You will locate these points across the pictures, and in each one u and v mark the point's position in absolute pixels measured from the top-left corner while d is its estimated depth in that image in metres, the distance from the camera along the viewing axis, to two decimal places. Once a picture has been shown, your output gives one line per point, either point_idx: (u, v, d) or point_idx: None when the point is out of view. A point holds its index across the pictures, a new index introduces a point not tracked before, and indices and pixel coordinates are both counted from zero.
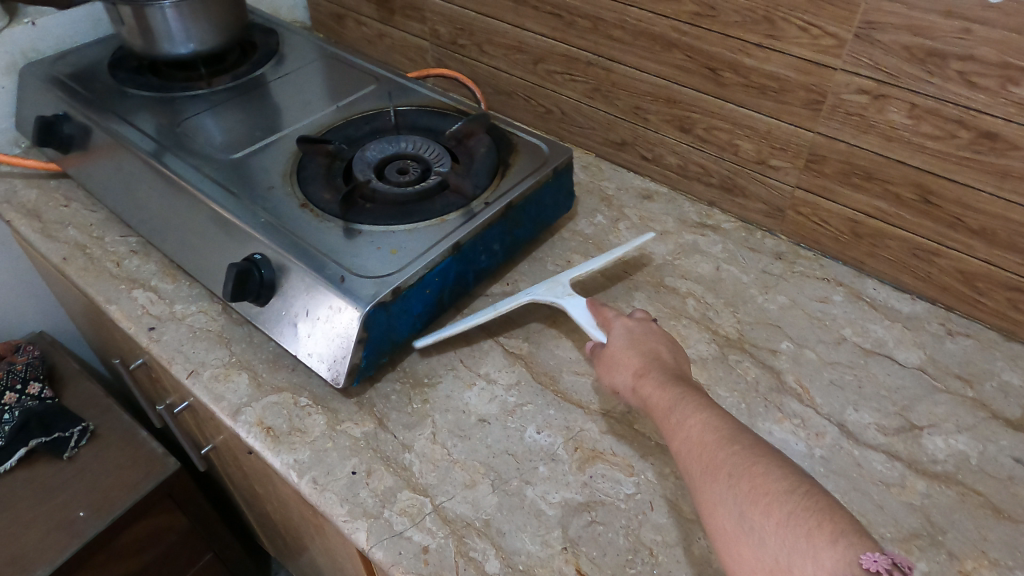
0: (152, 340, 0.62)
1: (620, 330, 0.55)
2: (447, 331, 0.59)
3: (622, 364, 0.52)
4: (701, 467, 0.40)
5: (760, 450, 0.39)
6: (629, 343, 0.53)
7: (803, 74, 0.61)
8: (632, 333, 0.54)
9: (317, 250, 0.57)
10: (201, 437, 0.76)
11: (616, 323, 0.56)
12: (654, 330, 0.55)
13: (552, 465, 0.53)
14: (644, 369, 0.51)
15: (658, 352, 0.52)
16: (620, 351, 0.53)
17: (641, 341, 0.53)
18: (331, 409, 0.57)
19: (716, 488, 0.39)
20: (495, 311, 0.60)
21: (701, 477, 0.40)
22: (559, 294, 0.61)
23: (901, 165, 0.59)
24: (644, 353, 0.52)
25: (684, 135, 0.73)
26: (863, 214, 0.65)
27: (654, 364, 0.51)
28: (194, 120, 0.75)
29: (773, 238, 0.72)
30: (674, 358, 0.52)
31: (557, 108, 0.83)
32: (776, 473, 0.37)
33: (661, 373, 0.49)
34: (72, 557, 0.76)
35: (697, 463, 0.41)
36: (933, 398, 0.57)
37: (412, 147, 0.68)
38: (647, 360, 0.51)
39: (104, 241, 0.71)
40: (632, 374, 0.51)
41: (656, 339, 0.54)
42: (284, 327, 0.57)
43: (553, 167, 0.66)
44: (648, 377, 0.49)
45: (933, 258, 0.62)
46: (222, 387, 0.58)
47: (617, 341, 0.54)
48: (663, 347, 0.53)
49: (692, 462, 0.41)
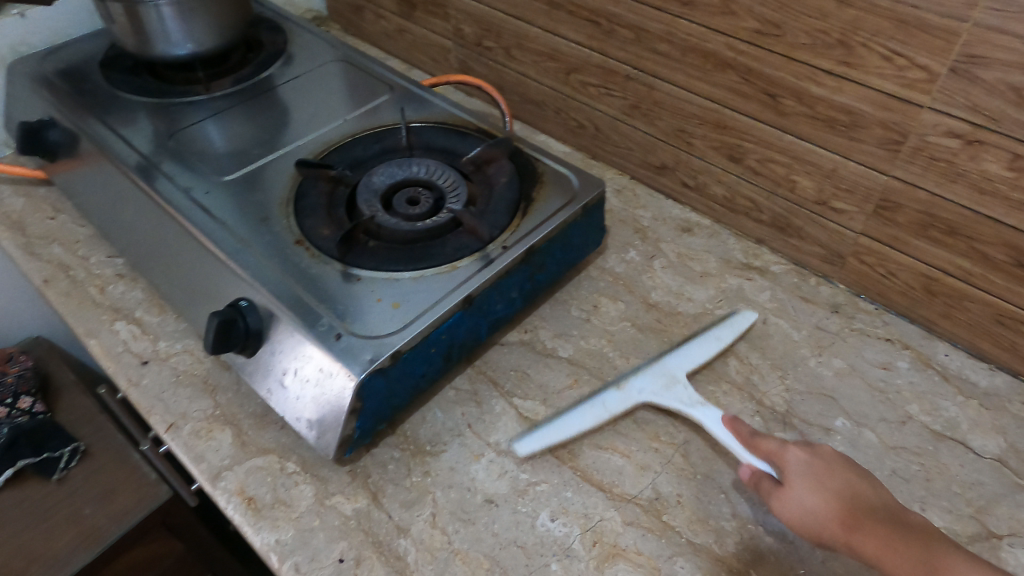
0: (131, 384, 0.56)
1: (798, 467, 0.45)
2: (553, 435, 0.51)
3: (812, 508, 0.43)
4: None
5: None
6: (817, 484, 0.43)
7: (882, 109, 0.51)
8: (815, 468, 0.44)
9: (310, 300, 0.50)
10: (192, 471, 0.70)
11: (791, 458, 0.45)
12: (835, 457, 0.45)
13: (566, 562, 0.46)
14: (852, 518, 0.42)
15: (857, 490, 0.43)
16: (812, 501, 0.43)
17: (831, 477, 0.44)
18: (320, 478, 0.51)
19: None
20: (607, 411, 0.53)
21: None
22: (683, 400, 0.52)
23: (994, 222, 0.50)
24: (836, 490, 0.43)
25: (733, 165, 0.64)
26: (940, 270, 0.56)
27: (855, 509, 0.42)
28: (189, 131, 0.68)
29: (828, 285, 0.64)
30: (874, 492, 0.44)
31: (591, 123, 0.74)
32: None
33: (878, 524, 0.42)
34: None
35: None
36: (1015, 499, 0.49)
37: (425, 173, 0.61)
38: (848, 504, 0.42)
39: (89, 262, 0.66)
40: (836, 526, 0.42)
41: (845, 471, 0.44)
42: (271, 385, 0.51)
43: (584, 204, 0.58)
44: (864, 534, 0.41)
45: (1021, 326, 0.54)
46: (203, 447, 0.52)
47: (797, 481, 0.44)
48: (858, 480, 0.44)
49: None
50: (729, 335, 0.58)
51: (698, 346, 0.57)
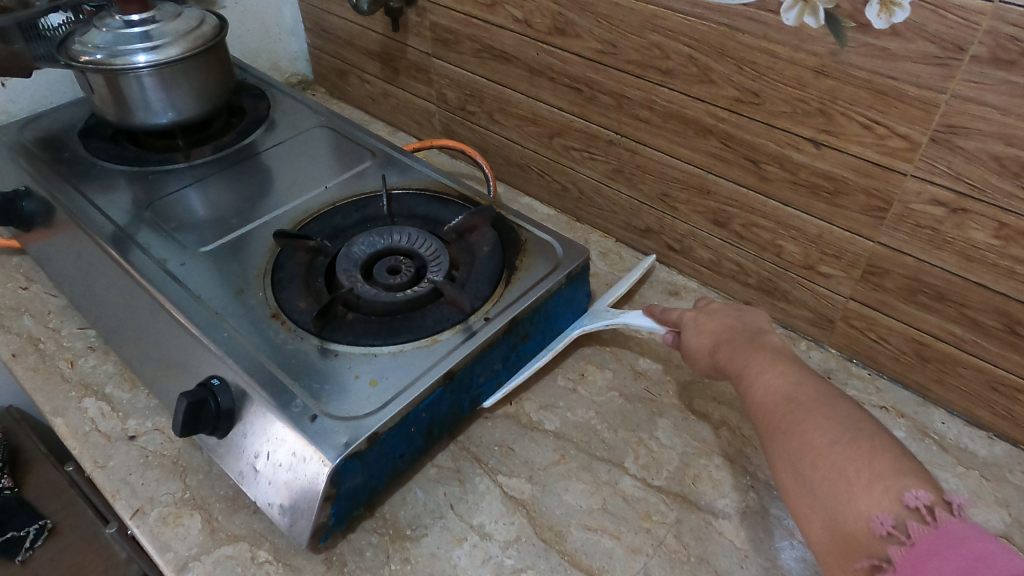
0: (96, 466, 0.53)
1: (688, 321, 0.54)
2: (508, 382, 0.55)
3: (691, 342, 0.53)
4: (766, 426, 0.41)
5: (824, 404, 0.39)
6: (698, 328, 0.53)
7: (865, 176, 0.51)
8: (699, 319, 0.54)
9: (285, 378, 0.49)
10: None
11: (685, 318, 0.55)
12: (724, 309, 0.54)
13: None
14: (717, 344, 0.50)
15: (732, 323, 0.52)
16: (693, 339, 0.52)
17: (712, 321, 0.53)
18: (293, 568, 0.48)
19: (777, 447, 0.39)
20: (549, 350, 0.57)
21: (765, 437, 0.41)
22: (610, 316, 0.59)
23: (983, 289, 0.50)
24: (713, 328, 0.52)
25: (717, 228, 0.64)
26: (931, 336, 0.55)
27: (730, 333, 0.50)
28: (168, 199, 0.67)
29: (819, 350, 0.63)
30: (750, 324, 0.51)
31: (574, 186, 0.74)
32: (828, 430, 0.37)
33: (735, 343, 0.49)
34: None
35: (765, 419, 0.41)
36: None
37: (406, 241, 0.60)
38: (719, 335, 0.51)
39: (60, 335, 0.64)
40: (707, 354, 0.51)
41: (725, 314, 0.53)
42: (242, 468, 0.48)
43: (567, 272, 0.57)
44: (722, 350, 0.49)
45: (1017, 394, 0.52)
46: (170, 535, 0.49)
47: (688, 327, 0.54)
48: (736, 317, 0.52)
49: (765, 419, 0.41)
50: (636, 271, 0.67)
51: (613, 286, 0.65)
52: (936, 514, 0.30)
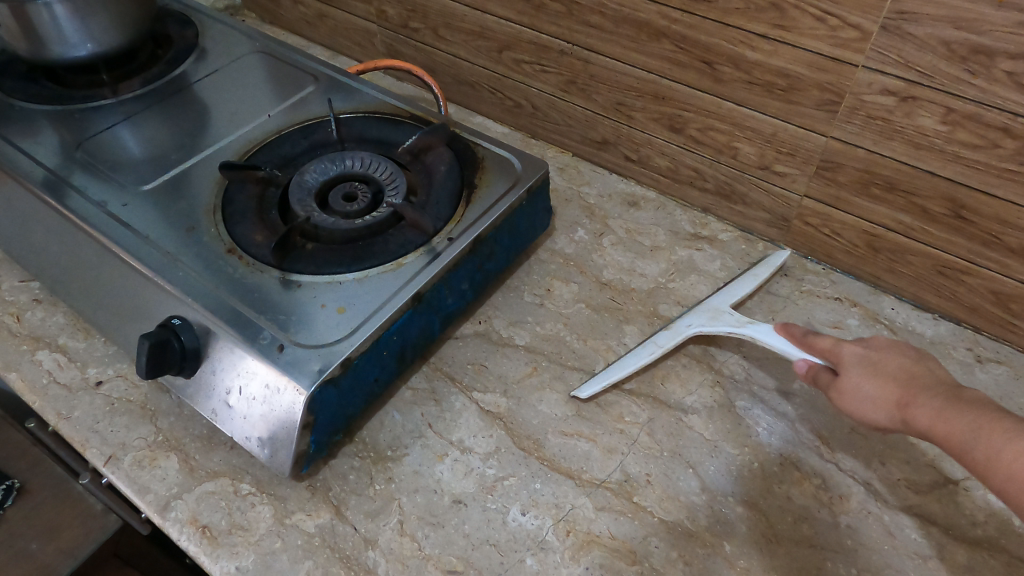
0: (60, 417, 0.52)
1: (853, 358, 0.44)
2: (612, 376, 0.53)
3: (865, 391, 0.42)
4: None
5: None
6: (871, 370, 0.43)
7: (817, 70, 0.51)
8: (871, 358, 0.44)
9: (250, 312, 0.48)
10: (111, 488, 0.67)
11: (845, 351, 0.45)
12: (892, 350, 0.44)
13: (542, 556, 0.45)
14: (907, 396, 0.41)
15: (912, 371, 0.42)
16: (868, 385, 0.42)
17: (887, 362, 0.43)
18: (278, 497, 0.48)
19: None
20: (658, 346, 0.55)
21: None
22: (733, 324, 0.54)
23: (931, 176, 0.51)
24: (891, 371, 0.43)
25: (674, 135, 0.64)
26: (882, 227, 0.57)
27: (915, 386, 0.41)
28: (100, 140, 0.63)
29: (776, 249, 0.64)
30: (932, 372, 0.42)
31: (527, 101, 0.72)
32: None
33: (931, 394, 0.40)
34: None
35: None
36: None
37: (360, 166, 0.58)
38: (904, 384, 0.41)
39: (1, 289, 0.61)
40: (892, 409, 0.41)
41: (899, 355, 0.44)
42: (215, 405, 0.48)
43: (528, 187, 0.56)
44: (918, 405, 0.39)
45: (963, 276, 0.55)
46: (147, 477, 0.49)
47: (852, 369, 0.44)
48: (914, 363, 0.43)
49: None
50: (765, 272, 0.61)
51: (741, 283, 0.59)
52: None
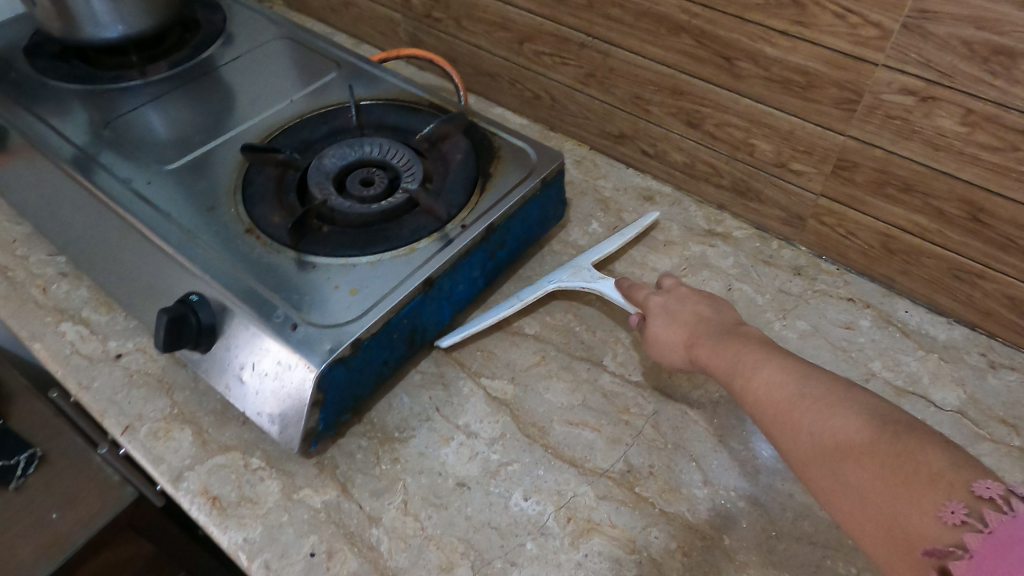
0: (81, 387, 0.54)
1: (657, 307, 0.52)
2: (469, 327, 0.56)
3: (665, 338, 0.50)
4: (777, 427, 0.38)
5: (832, 393, 0.37)
6: (668, 317, 0.51)
7: (836, 68, 0.51)
8: (670, 305, 0.51)
9: (265, 291, 0.49)
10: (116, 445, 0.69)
11: (652, 302, 0.53)
12: (692, 297, 0.52)
13: (541, 540, 0.46)
14: (693, 338, 0.48)
15: (701, 315, 0.50)
16: (663, 331, 0.50)
17: (682, 308, 0.51)
18: (287, 473, 0.49)
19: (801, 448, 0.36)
20: (519, 300, 0.57)
21: (784, 442, 0.38)
22: (588, 279, 0.58)
23: (949, 178, 0.51)
24: (685, 318, 0.50)
25: (691, 130, 0.64)
26: (898, 228, 0.56)
27: (701, 328, 0.48)
28: (127, 120, 0.65)
29: (790, 248, 0.64)
30: (722, 315, 0.49)
31: (546, 93, 0.73)
32: (853, 420, 0.35)
33: (710, 334, 0.47)
34: None
35: (772, 420, 0.39)
36: (975, 448, 0.50)
37: (377, 153, 0.59)
38: (693, 326, 0.49)
39: (29, 262, 0.62)
40: (683, 349, 0.49)
41: (694, 302, 0.51)
42: (228, 380, 0.49)
43: (542, 177, 0.57)
44: (701, 344, 0.47)
45: (978, 280, 0.55)
46: (162, 448, 0.50)
47: (655, 317, 0.51)
48: (706, 309, 0.50)
49: (770, 421, 0.39)
50: (632, 229, 0.63)
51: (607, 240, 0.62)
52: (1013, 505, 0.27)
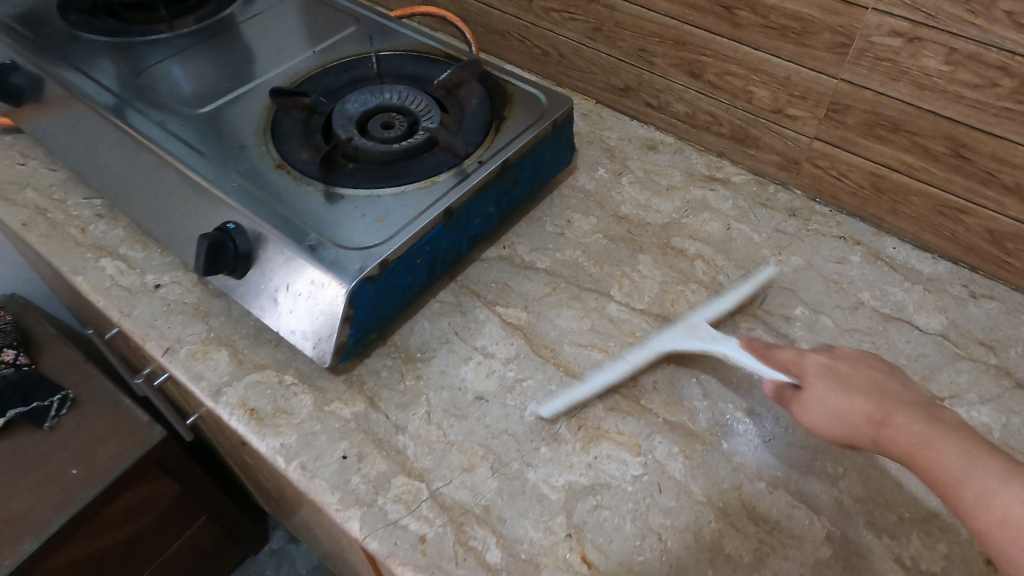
0: (122, 314, 0.58)
1: (818, 368, 0.46)
2: (574, 394, 0.52)
3: (831, 406, 0.44)
4: None
5: None
6: (839, 382, 0.45)
7: (829, 13, 0.54)
8: (838, 369, 0.46)
9: (297, 218, 0.52)
10: (141, 365, 0.72)
11: (808, 361, 0.47)
12: (859, 361, 0.46)
13: (555, 445, 0.50)
14: (881, 414, 0.43)
15: (882, 385, 0.44)
16: (834, 398, 0.44)
17: (858, 373, 0.45)
18: (317, 387, 0.53)
19: None
20: (630, 364, 0.54)
21: None
22: (707, 340, 0.53)
23: (933, 116, 0.54)
24: (860, 386, 0.44)
25: (693, 80, 0.67)
26: (886, 167, 0.60)
27: (886, 401, 0.43)
28: (156, 70, 0.68)
29: (786, 192, 0.68)
30: (903, 386, 0.44)
31: (554, 49, 0.76)
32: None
33: (906, 414, 0.42)
34: (60, 529, 0.73)
35: None
36: (955, 366, 0.54)
37: (397, 99, 0.63)
38: (874, 397, 0.43)
39: (66, 205, 0.66)
40: (865, 422, 0.43)
41: (867, 368, 0.46)
42: (263, 302, 0.53)
43: (553, 120, 0.60)
44: (896, 425, 0.42)
45: (960, 216, 0.58)
46: (201, 366, 0.54)
47: (817, 381, 0.45)
48: (885, 378, 0.45)
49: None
50: (749, 286, 0.59)
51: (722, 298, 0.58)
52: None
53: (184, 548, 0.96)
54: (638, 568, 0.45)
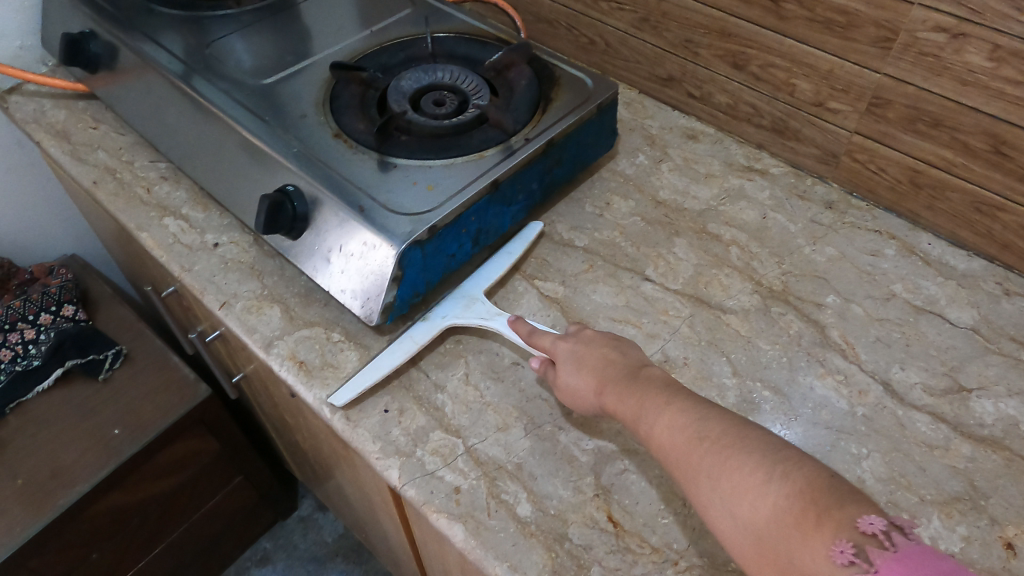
0: (183, 269, 0.61)
1: (565, 354, 0.50)
2: (366, 381, 0.52)
3: (574, 386, 0.49)
4: (682, 473, 0.39)
5: (744, 437, 0.38)
6: (575, 363, 0.49)
7: (875, 8, 0.56)
8: (577, 353, 0.50)
9: (351, 183, 0.55)
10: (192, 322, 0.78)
11: (559, 348, 0.51)
12: (596, 339, 0.51)
13: (586, 411, 0.52)
14: (603, 384, 0.47)
15: (608, 359, 0.49)
16: (575, 379, 0.49)
17: (591, 354, 0.50)
18: (363, 345, 0.56)
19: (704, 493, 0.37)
20: (415, 343, 0.54)
21: (687, 484, 0.39)
22: (483, 315, 0.56)
23: (975, 112, 0.55)
24: (592, 364, 0.49)
25: (736, 72, 0.69)
26: (926, 162, 0.61)
27: (607, 374, 0.48)
28: (224, 41, 0.71)
29: (824, 185, 0.69)
30: (619, 352, 0.49)
31: (602, 39, 0.78)
32: (751, 462, 0.36)
33: (617, 381, 0.47)
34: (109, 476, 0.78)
35: (677, 468, 0.39)
36: (984, 360, 0.55)
37: (450, 78, 0.65)
38: (601, 371, 0.48)
39: (134, 167, 0.70)
40: (593, 394, 0.48)
41: (600, 347, 0.50)
42: (316, 262, 0.56)
43: (598, 103, 0.63)
44: (610, 390, 0.46)
45: (998, 213, 0.59)
46: (255, 320, 0.58)
47: (564, 364, 0.50)
48: (610, 352, 0.49)
49: (677, 469, 0.40)
50: (518, 248, 0.61)
51: (494, 262, 0.60)
52: (893, 539, 0.30)
53: (221, 505, 1.01)
54: (662, 529, 0.46)
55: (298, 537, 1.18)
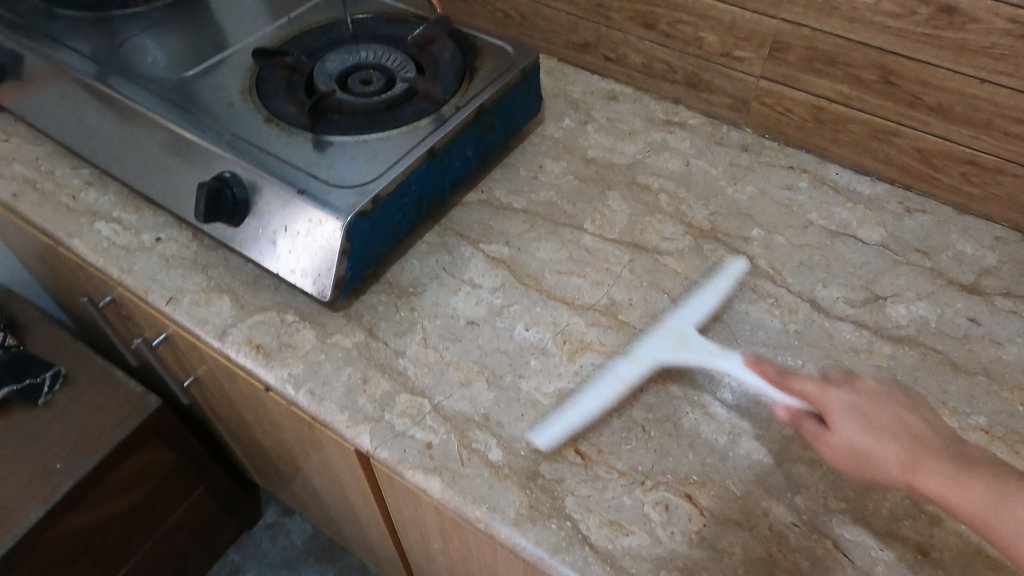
0: (123, 271, 0.60)
1: (843, 407, 0.42)
2: (576, 420, 0.51)
3: (864, 448, 0.41)
4: None
5: None
6: (863, 420, 0.41)
7: None
8: (859, 407, 0.42)
9: (290, 164, 0.56)
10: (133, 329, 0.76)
11: (831, 398, 0.43)
12: (881, 392, 0.43)
13: (543, 357, 0.55)
14: (911, 456, 0.40)
15: (908, 423, 0.41)
16: (865, 440, 0.41)
17: (879, 411, 0.42)
18: (319, 323, 0.57)
19: None
20: (623, 383, 0.53)
21: None
22: (700, 354, 0.52)
23: (865, 47, 0.60)
24: (887, 426, 0.41)
25: (648, 31, 0.73)
26: (826, 99, 0.66)
27: (915, 446, 0.40)
28: (136, 38, 0.70)
29: (738, 130, 0.74)
30: (919, 417, 0.42)
31: (517, 12, 0.81)
32: None
33: (939, 458, 0.40)
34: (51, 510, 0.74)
35: None
36: (895, 270, 0.61)
37: (374, 56, 0.66)
38: (903, 438, 0.41)
39: (55, 175, 0.69)
40: (895, 465, 0.40)
41: (890, 404, 0.42)
42: (262, 245, 0.56)
43: (522, 68, 0.65)
44: (927, 469, 0.39)
45: (894, 138, 0.65)
46: (205, 311, 0.57)
47: (842, 419, 0.42)
48: (907, 412, 0.42)
49: None
50: (726, 284, 0.60)
51: (701, 297, 0.58)
52: None
53: (182, 521, 0.99)
54: (627, 454, 0.49)
55: (267, 544, 1.17)
